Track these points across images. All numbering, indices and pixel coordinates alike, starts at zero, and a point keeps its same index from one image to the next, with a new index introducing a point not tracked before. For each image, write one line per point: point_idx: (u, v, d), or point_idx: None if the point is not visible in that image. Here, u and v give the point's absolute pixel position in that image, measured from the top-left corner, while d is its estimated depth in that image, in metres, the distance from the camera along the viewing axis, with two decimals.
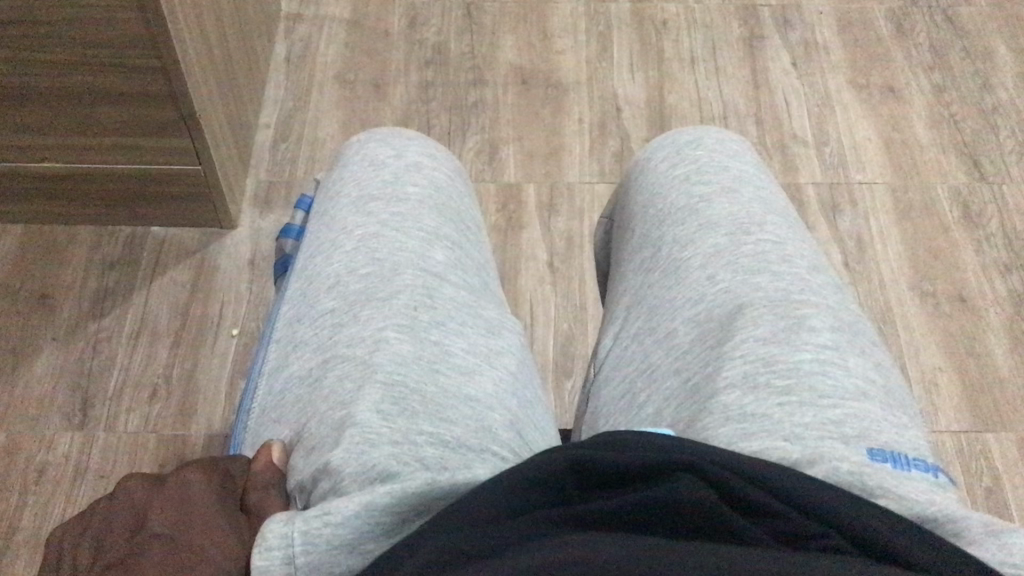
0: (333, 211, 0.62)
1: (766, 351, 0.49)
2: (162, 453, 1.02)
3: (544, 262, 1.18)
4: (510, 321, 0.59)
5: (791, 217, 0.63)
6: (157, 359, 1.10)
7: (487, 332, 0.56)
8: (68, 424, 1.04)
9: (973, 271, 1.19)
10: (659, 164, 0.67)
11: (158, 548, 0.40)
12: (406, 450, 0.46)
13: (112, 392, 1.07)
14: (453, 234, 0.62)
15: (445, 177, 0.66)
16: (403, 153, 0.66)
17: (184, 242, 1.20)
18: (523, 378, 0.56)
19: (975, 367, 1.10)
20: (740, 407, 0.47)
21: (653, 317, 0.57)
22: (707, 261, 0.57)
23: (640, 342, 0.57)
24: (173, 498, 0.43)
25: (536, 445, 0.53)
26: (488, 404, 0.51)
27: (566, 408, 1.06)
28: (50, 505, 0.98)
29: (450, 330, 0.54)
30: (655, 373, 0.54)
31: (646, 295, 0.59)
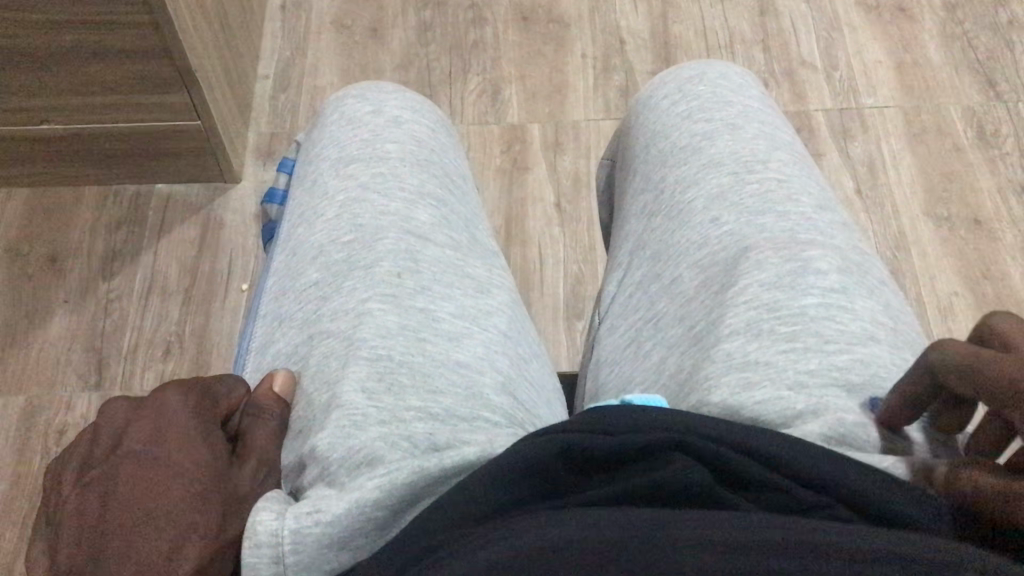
0: (315, 174, 0.61)
1: (771, 296, 0.49)
2: None
3: (551, 203, 1.17)
4: (499, 277, 0.58)
5: (794, 152, 0.61)
6: (170, 317, 1.10)
7: (476, 292, 0.55)
8: (85, 385, 1.05)
9: (988, 193, 1.17)
10: (660, 102, 0.65)
11: (136, 464, 0.42)
12: (395, 429, 0.46)
13: (126, 351, 1.07)
14: (439, 191, 0.61)
15: (430, 133, 0.65)
16: (384, 108, 0.64)
17: (189, 197, 1.20)
18: (516, 337, 0.55)
19: (991, 289, 1.09)
20: (729, 366, 0.46)
21: (659, 263, 0.56)
22: (700, 209, 0.56)
23: (645, 289, 0.56)
24: (149, 421, 0.44)
25: (533, 406, 0.53)
26: (478, 369, 0.51)
27: (579, 348, 1.06)
28: None
29: (437, 294, 0.54)
30: (652, 331, 0.54)
31: (642, 250, 0.58)
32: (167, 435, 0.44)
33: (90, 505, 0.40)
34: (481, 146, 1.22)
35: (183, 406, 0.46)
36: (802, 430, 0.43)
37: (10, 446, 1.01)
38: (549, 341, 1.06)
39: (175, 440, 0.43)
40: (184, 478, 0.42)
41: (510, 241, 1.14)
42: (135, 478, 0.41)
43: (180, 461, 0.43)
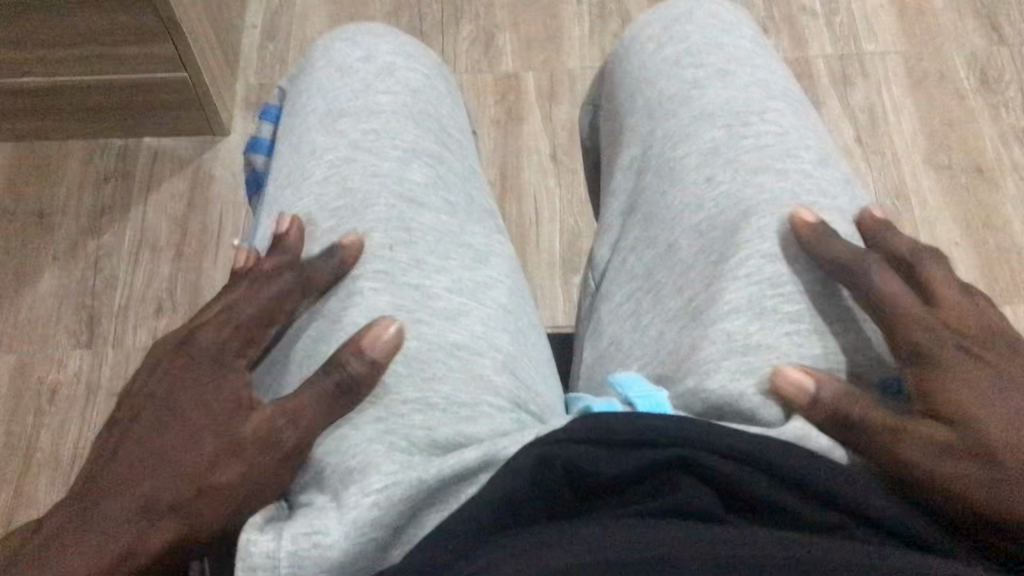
0: (302, 130, 0.59)
1: (772, 270, 0.48)
2: None
3: (547, 155, 1.15)
4: (498, 245, 0.56)
5: (791, 97, 0.59)
6: (160, 274, 1.09)
7: (472, 261, 0.54)
8: (76, 343, 1.05)
9: (990, 140, 1.15)
10: (647, 47, 0.63)
11: (175, 435, 0.41)
12: (391, 427, 0.45)
13: (117, 309, 1.07)
14: (432, 146, 0.59)
15: (422, 81, 0.63)
16: (375, 54, 0.62)
17: (178, 150, 1.17)
18: (515, 309, 0.54)
19: (992, 239, 1.08)
20: (726, 351, 0.46)
21: (653, 233, 0.55)
22: (694, 168, 0.55)
23: (641, 259, 0.55)
24: (200, 384, 0.43)
25: (534, 383, 0.51)
26: (476, 349, 0.49)
27: (575, 302, 1.05)
28: (66, 423, 1.00)
29: (431, 265, 0.52)
30: (647, 303, 0.53)
31: (636, 212, 0.57)
32: (156, 434, 0.41)
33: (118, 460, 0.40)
34: (475, 97, 1.20)
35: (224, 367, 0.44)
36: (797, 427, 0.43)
37: (4, 406, 1.01)
38: (545, 296, 1.05)
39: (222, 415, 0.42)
40: (149, 488, 0.39)
41: (505, 193, 1.12)
42: (164, 454, 0.41)
43: (158, 467, 0.40)
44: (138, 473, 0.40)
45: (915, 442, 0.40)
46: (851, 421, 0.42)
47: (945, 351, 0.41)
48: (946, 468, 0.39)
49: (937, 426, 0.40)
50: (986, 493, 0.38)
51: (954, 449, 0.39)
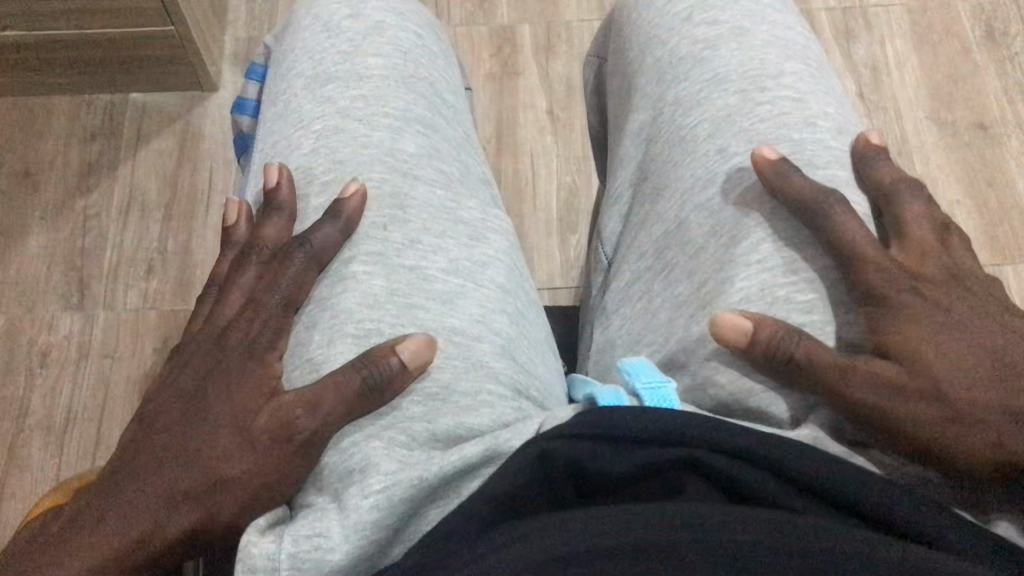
0: (289, 94, 0.57)
1: (782, 257, 0.48)
2: (163, 329, 1.02)
3: (543, 111, 1.13)
4: (495, 219, 0.55)
5: (807, 57, 0.57)
6: (151, 233, 1.07)
7: (470, 239, 0.52)
8: (66, 305, 1.03)
9: (995, 95, 1.13)
10: (653, 5, 0.61)
11: (184, 427, 0.41)
12: (392, 422, 0.44)
13: (107, 270, 1.05)
14: (425, 113, 0.57)
15: (414, 41, 0.61)
16: (364, 12, 0.60)
17: (166, 106, 1.15)
18: (514, 288, 0.52)
19: (995, 198, 1.06)
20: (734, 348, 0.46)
21: (663, 211, 0.54)
22: (705, 138, 0.53)
23: (650, 237, 0.54)
24: (217, 380, 0.43)
25: (535, 368, 0.50)
26: (475, 334, 0.48)
27: (573, 263, 1.04)
28: (57, 386, 0.99)
29: (429, 246, 0.50)
30: (655, 282, 0.53)
31: (646, 183, 0.56)
32: (151, 441, 0.41)
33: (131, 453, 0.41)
34: (469, 50, 1.17)
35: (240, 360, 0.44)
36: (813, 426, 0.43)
37: None
38: (543, 256, 1.04)
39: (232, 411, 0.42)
40: (130, 496, 0.39)
41: (501, 151, 1.10)
42: (173, 445, 0.40)
43: (142, 475, 0.39)
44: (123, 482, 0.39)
45: (862, 381, 0.41)
46: (792, 359, 0.43)
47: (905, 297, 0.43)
48: (903, 406, 0.40)
49: (884, 364, 0.41)
50: (928, 428, 0.40)
51: (902, 387, 0.40)
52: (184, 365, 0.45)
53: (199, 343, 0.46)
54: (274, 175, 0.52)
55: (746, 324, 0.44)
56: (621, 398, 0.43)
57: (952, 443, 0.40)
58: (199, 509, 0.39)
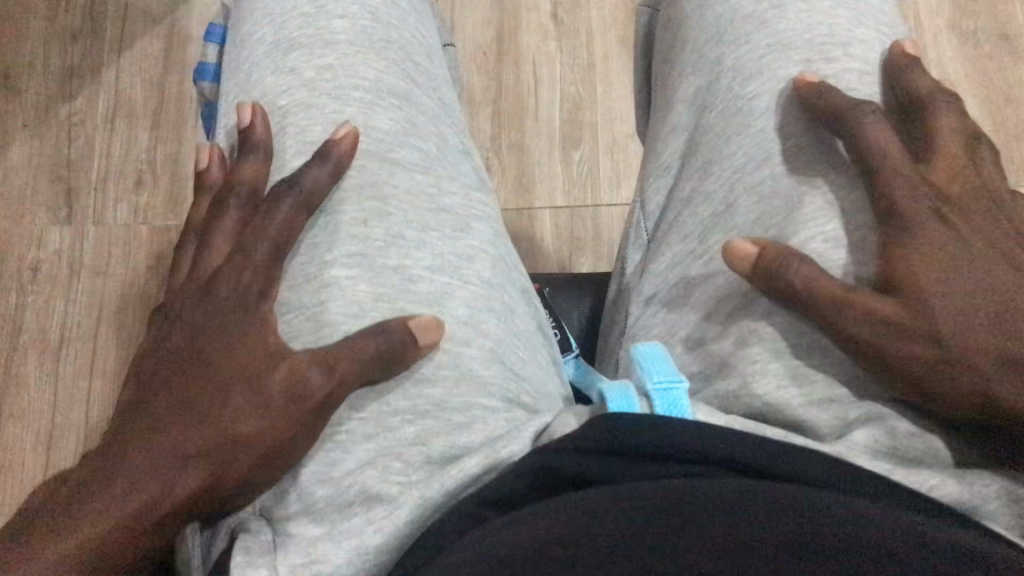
0: (252, 62, 0.55)
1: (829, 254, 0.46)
2: (155, 245, 1.00)
3: (547, 14, 1.07)
4: (477, 206, 0.53)
5: (872, 26, 0.55)
6: (139, 143, 1.03)
7: (453, 231, 0.50)
8: (55, 219, 1.01)
9: (1021, 3, 1.07)
10: None
11: (180, 382, 0.41)
12: (385, 440, 0.43)
13: (96, 182, 1.02)
14: (398, 82, 0.54)
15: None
16: None
17: (149, 5, 1.09)
18: (501, 280, 0.50)
19: (1012, 115, 1.03)
20: (773, 348, 0.46)
21: (707, 190, 0.53)
22: (765, 113, 0.52)
23: (693, 215, 0.53)
24: (211, 329, 0.42)
25: (523, 366, 0.48)
26: (464, 339, 0.47)
27: (576, 179, 1.01)
28: (50, 304, 0.98)
29: (412, 241, 0.49)
30: (697, 271, 0.52)
31: (695, 160, 0.55)
32: (150, 403, 0.40)
33: (131, 407, 0.40)
34: None
35: (233, 308, 0.43)
36: (860, 432, 0.42)
37: None
38: (544, 172, 1.01)
39: (232, 359, 0.42)
40: (131, 473, 0.38)
41: (503, 58, 1.05)
42: (175, 401, 0.40)
43: (140, 445, 0.38)
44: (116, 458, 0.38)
45: (860, 316, 0.42)
46: (790, 288, 0.44)
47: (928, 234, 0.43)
48: (889, 338, 0.41)
49: (886, 300, 0.42)
50: (923, 367, 0.41)
51: (900, 324, 0.41)
52: (172, 328, 0.43)
53: (186, 298, 0.44)
54: (248, 115, 0.50)
55: (754, 248, 0.46)
56: (632, 402, 0.41)
57: (944, 386, 0.40)
58: (209, 470, 0.39)
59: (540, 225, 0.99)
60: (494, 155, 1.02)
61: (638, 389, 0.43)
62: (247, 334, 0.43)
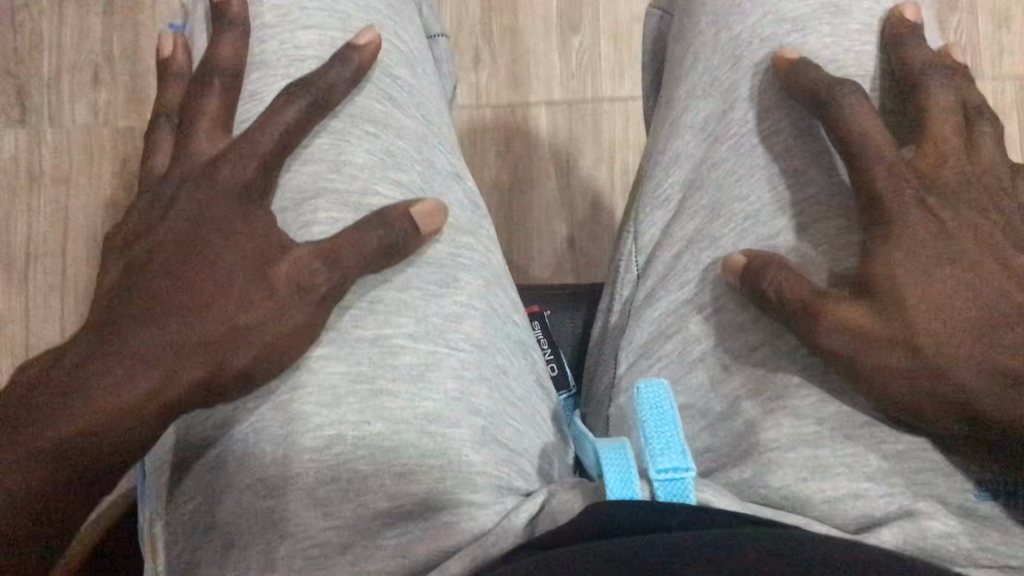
0: None
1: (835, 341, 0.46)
2: (119, 150, 0.92)
3: None
4: (465, 252, 0.51)
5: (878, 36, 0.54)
6: (92, 32, 0.93)
7: (437, 291, 0.49)
8: (7, 120, 0.93)
9: None
10: None
11: (178, 253, 0.43)
12: (363, 548, 0.41)
13: (48, 78, 0.93)
14: (376, 107, 0.53)
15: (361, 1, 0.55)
16: None
17: None
18: (490, 341, 0.49)
19: None
20: (795, 436, 0.45)
21: (704, 234, 0.52)
22: (766, 154, 0.52)
23: (692, 264, 0.52)
24: (215, 205, 0.45)
25: (517, 439, 0.47)
26: (451, 418, 0.46)
27: (575, 70, 0.92)
28: (12, 216, 0.92)
29: (393, 305, 0.48)
30: (689, 327, 0.51)
31: (695, 196, 0.54)
32: (149, 284, 0.42)
33: (139, 271, 0.43)
34: None
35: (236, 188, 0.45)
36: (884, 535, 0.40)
37: None
38: (540, 62, 0.92)
39: (234, 239, 0.44)
40: (38, 433, 0.38)
41: None
42: (177, 274, 0.43)
43: (58, 404, 0.39)
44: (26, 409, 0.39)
45: (831, 326, 0.43)
46: (766, 295, 0.46)
47: (916, 236, 0.43)
48: (860, 352, 0.42)
49: (857, 306, 0.43)
50: (901, 379, 0.42)
51: (875, 336, 0.42)
52: (166, 207, 0.45)
53: (185, 174, 0.47)
54: None
55: (742, 263, 0.48)
56: (632, 488, 0.39)
57: (911, 394, 0.42)
58: (206, 363, 0.41)
59: (535, 122, 0.91)
60: (484, 41, 0.92)
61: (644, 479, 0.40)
62: (212, 303, 0.42)
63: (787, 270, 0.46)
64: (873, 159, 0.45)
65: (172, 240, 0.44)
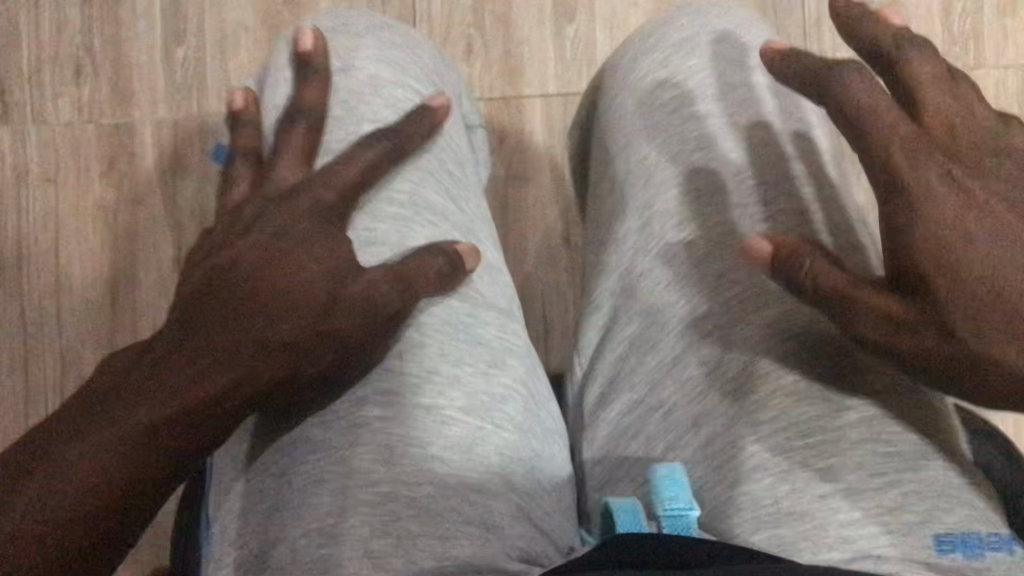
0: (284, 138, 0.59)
1: (799, 416, 0.53)
2: (107, 149, 0.91)
3: None
4: (510, 344, 0.59)
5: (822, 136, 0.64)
6: (71, 25, 0.91)
7: (486, 369, 0.56)
8: None
9: None
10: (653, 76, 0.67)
11: (261, 252, 0.48)
12: None
13: (28, 74, 0.91)
14: (431, 197, 0.60)
15: (410, 95, 0.64)
16: (354, 67, 0.63)
17: None
18: (530, 422, 0.57)
19: None
20: (756, 520, 0.52)
21: (658, 333, 0.60)
22: (726, 247, 0.59)
23: (655, 366, 0.59)
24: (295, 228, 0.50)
25: (540, 504, 0.54)
26: (492, 480, 0.52)
27: (569, 61, 0.90)
28: (4, 217, 0.91)
29: (448, 377, 0.55)
30: (653, 420, 0.59)
31: (646, 277, 0.62)
32: (233, 281, 0.47)
33: (222, 265, 0.48)
34: None
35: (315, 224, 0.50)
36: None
37: None
38: (534, 52, 0.90)
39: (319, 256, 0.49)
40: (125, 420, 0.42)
41: None
42: (267, 266, 0.47)
43: (137, 399, 0.43)
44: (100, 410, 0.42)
45: (867, 316, 0.48)
46: (806, 273, 0.50)
47: (933, 202, 0.45)
48: (899, 338, 0.47)
49: (888, 299, 0.47)
50: (940, 358, 0.45)
51: (913, 327, 0.46)
52: (232, 242, 0.49)
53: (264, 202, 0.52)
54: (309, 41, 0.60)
55: (769, 246, 0.51)
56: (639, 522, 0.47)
57: (965, 385, 0.46)
58: (288, 360, 0.46)
59: (529, 116, 0.90)
60: (475, 32, 0.90)
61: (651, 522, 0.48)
62: (292, 309, 0.46)
63: (817, 259, 0.50)
64: (909, 164, 0.46)
65: (242, 267, 0.47)
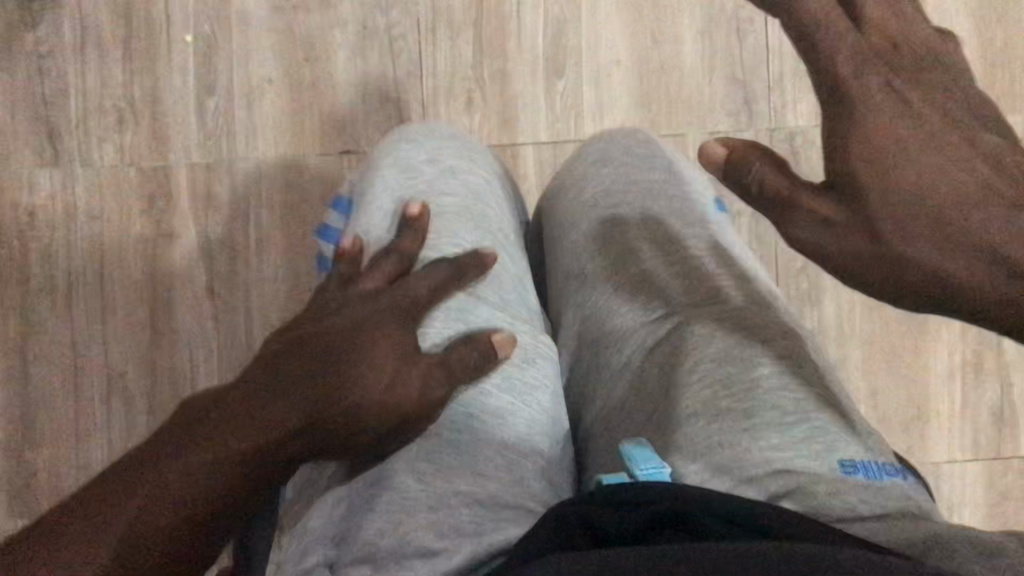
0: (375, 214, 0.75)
1: (725, 376, 0.64)
2: (147, 189, 1.02)
3: None
4: (544, 350, 0.73)
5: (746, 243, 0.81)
6: (114, 77, 1.01)
7: (522, 364, 0.70)
8: (42, 161, 1.01)
9: None
10: (599, 174, 0.83)
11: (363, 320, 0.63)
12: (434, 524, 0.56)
13: (75, 121, 1.01)
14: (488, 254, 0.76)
15: (478, 181, 0.81)
16: (436, 157, 0.80)
17: None
18: (553, 414, 0.70)
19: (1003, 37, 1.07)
20: (695, 454, 0.61)
21: (614, 339, 0.73)
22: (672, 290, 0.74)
23: (612, 365, 0.72)
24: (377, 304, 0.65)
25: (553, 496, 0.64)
26: (515, 458, 0.63)
27: (559, 114, 1.02)
28: (54, 249, 1.01)
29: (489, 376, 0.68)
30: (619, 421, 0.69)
31: (596, 323, 0.76)
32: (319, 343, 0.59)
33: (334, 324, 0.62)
34: None
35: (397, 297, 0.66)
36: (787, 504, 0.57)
37: None
38: (527, 105, 1.01)
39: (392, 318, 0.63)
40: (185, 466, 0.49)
41: None
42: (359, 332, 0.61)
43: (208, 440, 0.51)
44: (202, 433, 0.51)
45: (806, 220, 0.51)
46: (752, 180, 0.53)
47: (889, 128, 0.49)
48: (829, 241, 0.50)
49: (830, 206, 0.50)
50: (873, 266, 0.50)
51: (841, 228, 0.50)
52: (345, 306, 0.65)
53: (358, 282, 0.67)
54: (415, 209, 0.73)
55: (723, 153, 0.54)
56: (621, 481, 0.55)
57: (865, 273, 0.50)
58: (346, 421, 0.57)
59: (523, 162, 1.02)
60: (476, 87, 1.01)
61: (629, 476, 0.56)
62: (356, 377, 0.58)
63: (767, 159, 0.53)
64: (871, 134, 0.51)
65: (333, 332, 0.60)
